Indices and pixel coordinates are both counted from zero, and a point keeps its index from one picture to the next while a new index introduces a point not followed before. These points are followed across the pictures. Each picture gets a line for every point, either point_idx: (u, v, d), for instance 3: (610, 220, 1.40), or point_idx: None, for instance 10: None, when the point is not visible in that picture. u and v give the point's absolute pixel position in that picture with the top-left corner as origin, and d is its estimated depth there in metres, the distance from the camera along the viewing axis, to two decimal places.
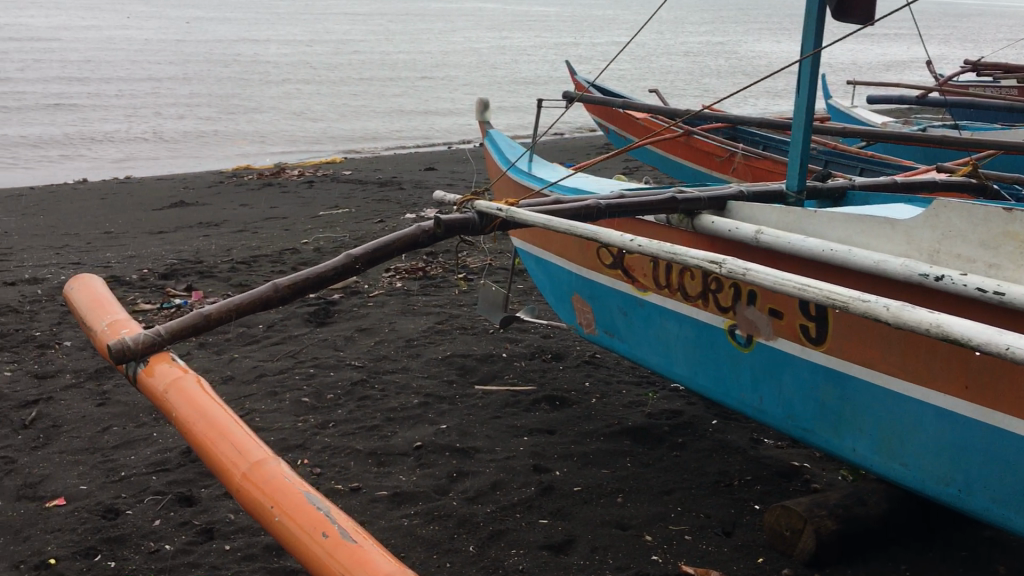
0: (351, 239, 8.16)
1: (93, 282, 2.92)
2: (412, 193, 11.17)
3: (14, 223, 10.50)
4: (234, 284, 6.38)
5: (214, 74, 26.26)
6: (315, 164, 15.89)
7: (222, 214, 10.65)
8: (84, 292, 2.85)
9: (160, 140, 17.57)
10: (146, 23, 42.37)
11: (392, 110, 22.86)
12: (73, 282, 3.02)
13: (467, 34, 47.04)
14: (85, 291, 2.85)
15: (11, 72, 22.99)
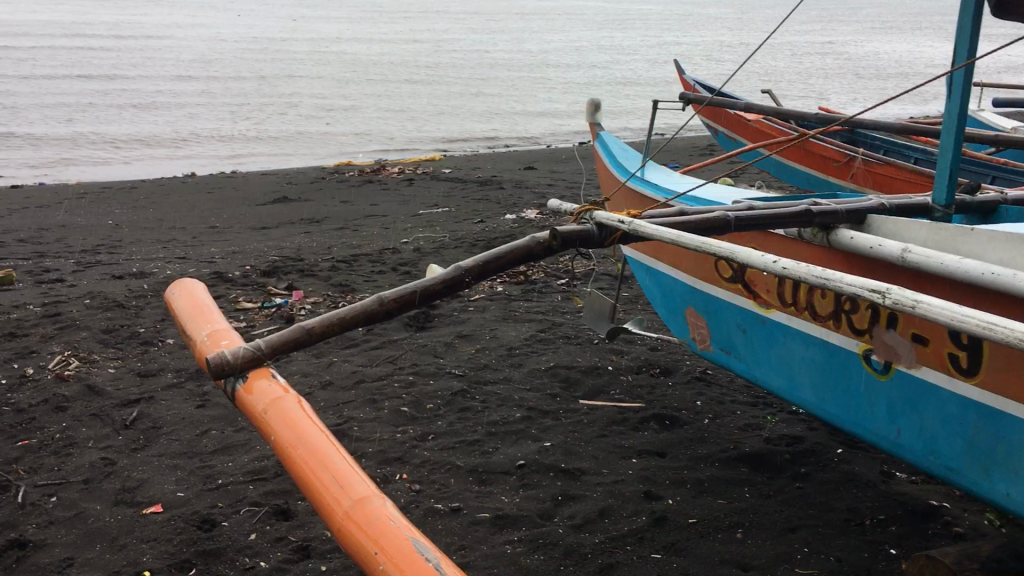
0: (451, 239, 8.05)
1: (194, 287, 2.82)
2: (512, 193, 11.01)
3: (126, 216, 10.78)
4: (335, 283, 6.32)
5: (318, 72, 26.68)
6: (416, 161, 15.89)
7: (324, 210, 10.70)
8: (185, 298, 2.75)
9: (265, 138, 17.91)
10: (255, 22, 43.51)
11: (491, 110, 22.79)
12: (174, 286, 2.92)
13: (567, 33, 46.74)
14: (186, 297, 2.76)
15: (127, 70, 23.83)
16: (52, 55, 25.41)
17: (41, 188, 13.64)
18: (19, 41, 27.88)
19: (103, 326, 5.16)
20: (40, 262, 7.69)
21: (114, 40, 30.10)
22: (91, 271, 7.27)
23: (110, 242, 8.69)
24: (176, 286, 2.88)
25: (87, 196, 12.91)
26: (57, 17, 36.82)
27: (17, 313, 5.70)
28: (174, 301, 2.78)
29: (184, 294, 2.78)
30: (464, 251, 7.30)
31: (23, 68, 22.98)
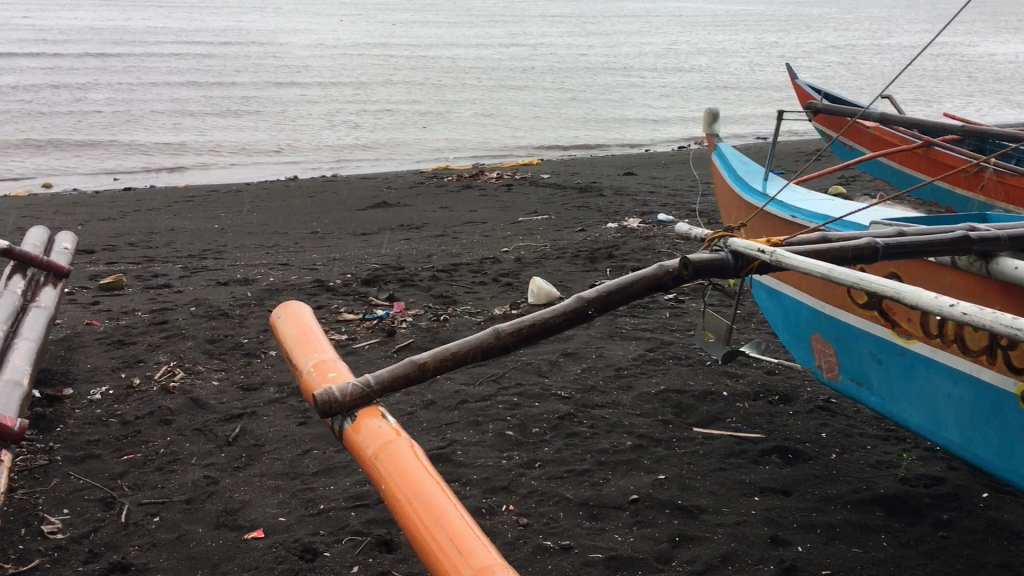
0: (552, 247, 7.86)
1: (299, 309, 2.72)
2: (613, 201, 10.76)
3: (231, 220, 10.96)
4: (436, 294, 6.19)
5: (417, 77, 26.90)
6: (513, 166, 15.78)
7: (423, 216, 10.65)
8: (291, 320, 2.65)
9: (365, 144, 18.11)
10: (356, 27, 44.32)
11: (589, 116, 22.55)
12: (280, 307, 2.83)
13: (666, 36, 46.09)
14: (292, 319, 2.66)
15: (234, 77, 24.49)
16: (164, 62, 26.29)
17: (152, 191, 14.03)
18: (133, 49, 28.97)
19: (207, 336, 5.16)
20: (149, 267, 7.83)
21: (222, 47, 31.01)
22: (197, 277, 7.35)
23: (215, 247, 8.81)
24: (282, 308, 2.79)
25: (194, 199, 13.22)
26: (170, 24, 38.21)
27: (126, 320, 5.77)
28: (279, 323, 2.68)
29: (289, 316, 2.68)
30: (566, 261, 7.10)
31: (137, 75, 23.82)
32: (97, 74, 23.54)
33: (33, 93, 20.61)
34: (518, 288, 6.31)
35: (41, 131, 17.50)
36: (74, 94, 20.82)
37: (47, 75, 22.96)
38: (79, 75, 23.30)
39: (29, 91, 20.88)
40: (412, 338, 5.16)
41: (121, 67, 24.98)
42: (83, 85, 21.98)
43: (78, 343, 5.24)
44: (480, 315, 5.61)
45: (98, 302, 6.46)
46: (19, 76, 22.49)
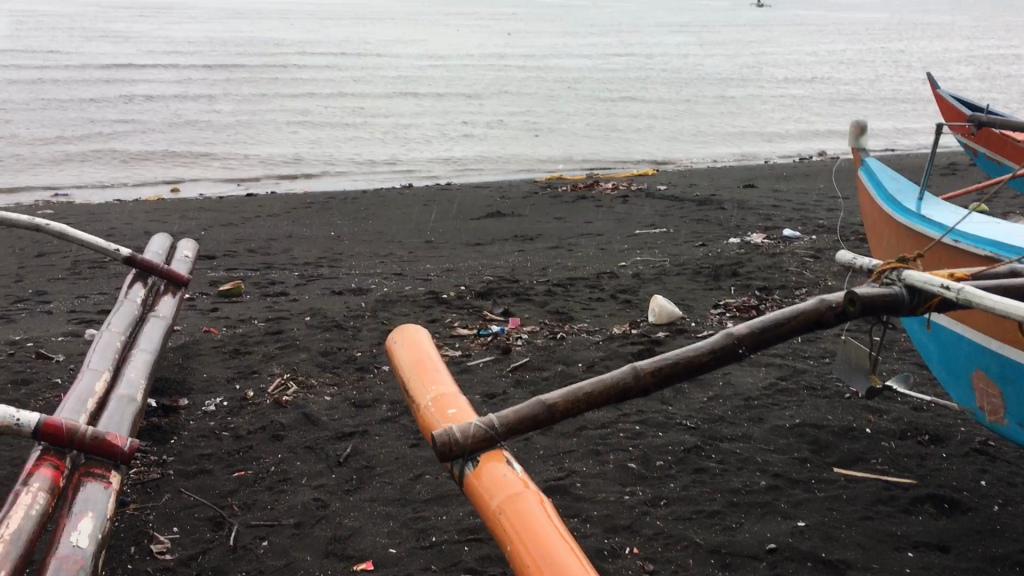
0: (672, 262, 7.56)
1: (417, 336, 2.55)
2: (735, 215, 10.34)
3: (346, 227, 11.04)
4: (552, 310, 5.98)
5: (532, 89, 26.84)
6: (629, 177, 15.46)
7: (537, 227, 10.47)
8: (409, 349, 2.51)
9: (477, 155, 18.11)
10: (471, 37, 44.68)
11: (706, 130, 22.00)
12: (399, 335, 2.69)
13: (787, 45, 44.82)
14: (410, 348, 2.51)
15: (352, 88, 24.95)
16: (286, 73, 27.01)
17: (272, 197, 14.31)
18: (258, 60, 29.93)
19: (320, 348, 5.08)
20: (267, 274, 7.88)
21: (342, 57, 31.68)
22: (312, 286, 7.35)
23: (330, 255, 8.83)
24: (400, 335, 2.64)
25: (311, 206, 13.41)
26: (293, 35, 39.37)
27: (242, 329, 5.76)
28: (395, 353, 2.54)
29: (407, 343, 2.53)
30: (687, 278, 6.77)
31: (261, 86, 24.52)
32: (223, 85, 24.34)
33: (164, 104, 21.44)
34: (637, 305, 6.03)
35: (171, 140, 18.14)
36: (203, 105, 21.56)
37: (178, 86, 23.86)
38: (207, 85, 24.14)
39: (161, 102, 21.72)
40: (528, 356, 4.94)
41: (247, 78, 25.77)
42: (211, 96, 22.75)
43: (196, 351, 5.25)
44: (599, 333, 5.37)
45: (217, 309, 6.50)
46: (152, 88, 23.45)
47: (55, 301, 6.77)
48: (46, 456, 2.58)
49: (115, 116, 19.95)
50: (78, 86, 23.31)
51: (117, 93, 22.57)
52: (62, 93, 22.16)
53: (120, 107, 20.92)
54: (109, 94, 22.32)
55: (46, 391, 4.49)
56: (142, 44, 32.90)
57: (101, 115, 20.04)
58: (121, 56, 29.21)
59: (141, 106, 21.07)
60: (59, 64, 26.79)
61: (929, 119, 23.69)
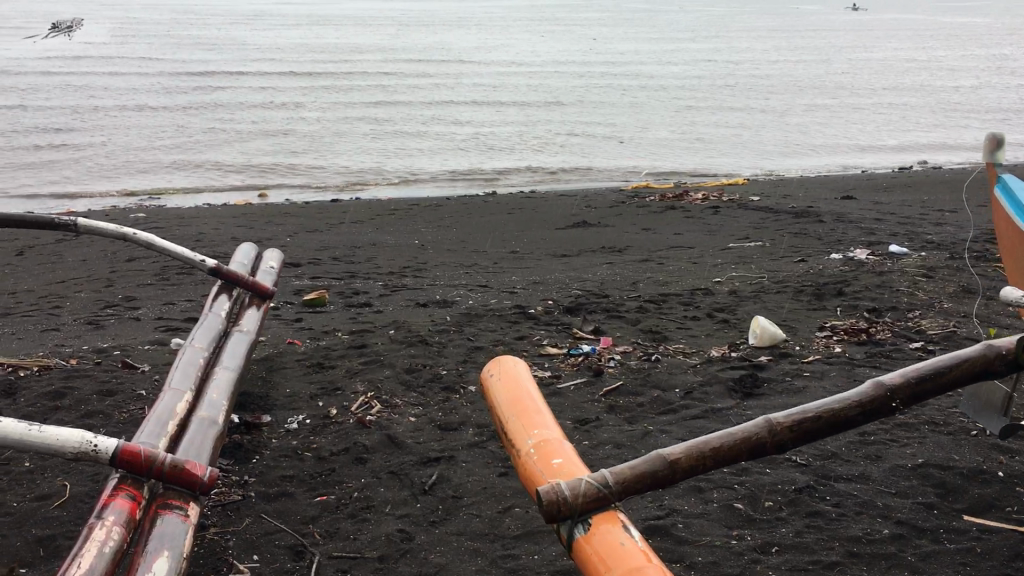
0: (770, 279, 7.20)
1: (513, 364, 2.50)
2: (834, 228, 9.88)
3: (430, 235, 10.91)
4: (645, 329, 5.71)
5: (618, 98, 26.53)
6: (719, 187, 15.05)
7: (624, 238, 10.20)
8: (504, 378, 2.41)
9: (562, 165, 17.89)
10: (556, 44, 44.41)
11: (799, 141, 21.37)
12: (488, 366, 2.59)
13: (883, 52, 43.45)
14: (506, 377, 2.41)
15: (438, 96, 25.01)
16: (373, 81, 27.28)
17: (357, 203, 14.34)
18: (346, 67, 30.33)
19: (405, 364, 4.92)
20: (351, 283, 7.80)
21: (429, 64, 31.90)
22: (396, 296, 7.22)
23: (415, 264, 8.73)
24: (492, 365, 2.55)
25: (396, 212, 13.38)
26: (381, 42, 39.88)
27: (326, 341, 5.65)
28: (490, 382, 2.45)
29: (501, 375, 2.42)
30: (787, 296, 6.42)
31: (349, 94, 24.79)
32: (312, 93, 24.69)
33: (254, 111, 21.81)
34: (735, 325, 5.72)
35: (260, 147, 18.41)
36: (292, 112, 21.87)
37: (268, 93, 24.29)
38: (296, 93, 24.52)
39: (252, 109, 22.11)
40: (621, 378, 4.68)
41: (335, 85, 26.09)
42: (299, 103, 23.09)
43: (279, 364, 5.15)
44: (696, 355, 5.09)
45: (302, 319, 6.41)
46: (244, 95, 23.93)
47: (143, 307, 6.79)
48: (123, 485, 2.44)
49: (207, 123, 20.38)
50: (174, 93, 23.94)
51: (210, 100, 23.08)
52: (159, 100, 22.78)
53: (212, 114, 21.37)
54: (203, 101, 22.85)
55: (130, 401, 4.42)
56: (236, 51, 33.72)
57: (194, 121, 20.49)
58: (215, 64, 29.94)
59: (232, 114, 21.49)
60: (157, 71, 27.59)
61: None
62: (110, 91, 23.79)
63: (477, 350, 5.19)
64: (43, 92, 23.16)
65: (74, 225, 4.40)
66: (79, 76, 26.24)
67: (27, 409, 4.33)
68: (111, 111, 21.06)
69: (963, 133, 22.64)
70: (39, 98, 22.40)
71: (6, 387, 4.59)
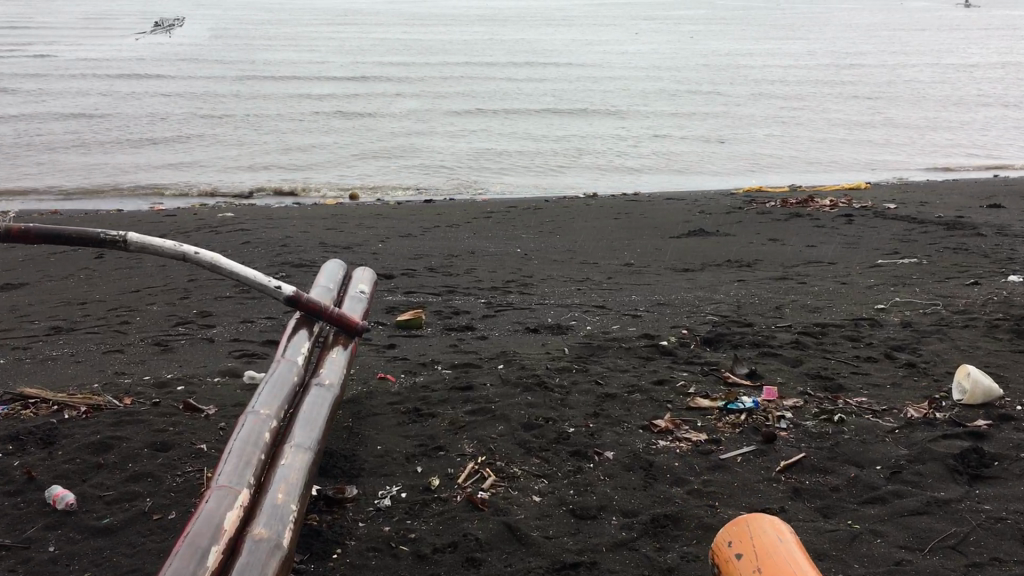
0: (946, 306, 6.04)
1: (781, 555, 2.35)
2: (998, 243, 8.60)
3: (533, 243, 10.00)
4: (811, 372, 4.65)
5: (720, 104, 25.16)
6: (843, 194, 13.76)
7: (751, 250, 9.13)
8: (771, 563, 2.30)
9: (666, 178, 16.81)
10: (648, 43, 42.68)
11: (923, 153, 19.76)
12: (727, 533, 2.52)
13: (1003, 52, 40.79)
14: (776, 564, 2.30)
15: (532, 102, 23.98)
16: (464, 85, 26.37)
17: (450, 206, 13.50)
18: (437, 69, 29.47)
19: (522, 417, 3.98)
20: (450, 300, 6.93)
21: (520, 67, 30.81)
22: (500, 318, 6.31)
23: (520, 277, 7.82)
24: (738, 534, 2.48)
25: (492, 216, 12.47)
26: (470, 42, 38.89)
27: (425, 378, 4.76)
28: (739, 572, 2.36)
29: (769, 562, 2.31)
30: (980, 332, 5.25)
31: (440, 99, 23.92)
32: (401, 97, 23.94)
33: (343, 115, 21.22)
34: (925, 371, 4.61)
35: (350, 152, 17.69)
36: (383, 118, 21.11)
37: (357, 97, 23.61)
38: (385, 98, 23.81)
39: (341, 113, 21.47)
40: (801, 447, 3.64)
41: (425, 90, 25.26)
42: (390, 108, 22.37)
43: (368, 409, 4.27)
44: (890, 414, 4.00)
45: (394, 346, 5.54)
46: (334, 99, 23.29)
47: (219, 326, 6.04)
48: None
49: (297, 127, 19.74)
50: (263, 95, 23.46)
51: (299, 103, 22.50)
52: (249, 103, 22.33)
53: (302, 117, 20.73)
54: (292, 104, 22.27)
55: (189, 460, 3.60)
56: (325, 52, 33.11)
57: (283, 124, 19.87)
58: (304, 65, 29.41)
59: (322, 117, 20.90)
60: (247, 73, 27.19)
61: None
62: (200, 94, 23.37)
63: (610, 399, 4.23)
64: (133, 94, 22.87)
65: (122, 240, 3.59)
66: (170, 77, 25.93)
67: (63, 466, 3.53)
68: (200, 114, 20.60)
69: None
70: (130, 100, 22.12)
71: (44, 433, 3.81)
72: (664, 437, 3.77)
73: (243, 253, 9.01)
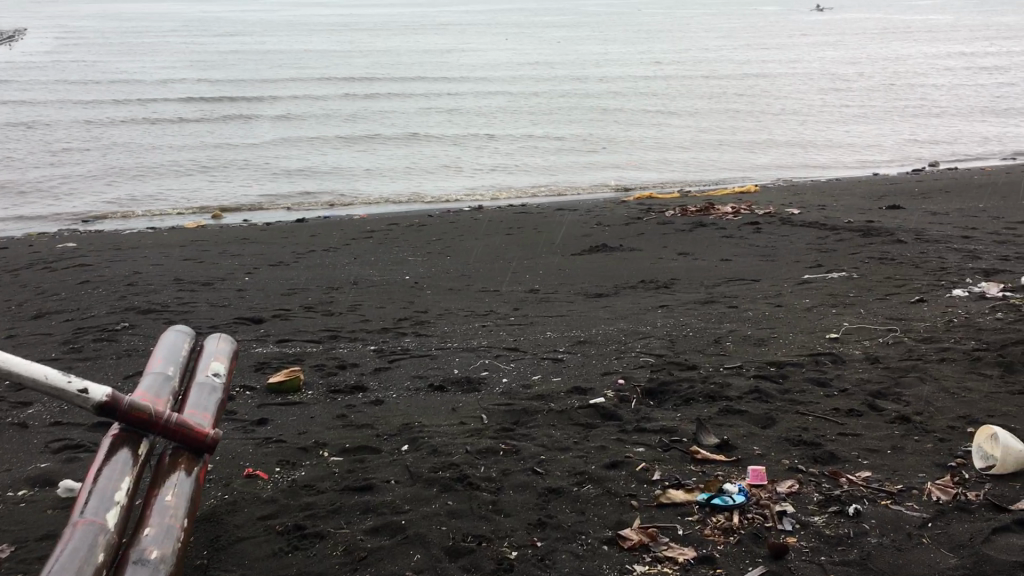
0: (907, 331, 5.33)
1: None
2: (922, 250, 8.10)
3: (422, 268, 8.98)
4: (791, 436, 3.78)
5: (599, 117, 24.60)
6: (737, 199, 13.30)
7: (663, 268, 8.37)
8: None
9: (553, 191, 16.06)
10: (517, 51, 41.81)
11: (806, 159, 19.71)
12: None
13: (860, 56, 42.00)
14: None
15: (406, 121, 22.75)
16: (331, 103, 24.85)
17: (325, 226, 12.30)
18: (299, 86, 27.74)
19: (443, 540, 2.95)
20: (334, 348, 5.82)
21: (388, 81, 29.38)
22: (394, 372, 5.22)
23: (414, 314, 6.78)
24: None
25: (373, 236, 11.37)
26: (332, 54, 36.95)
27: (307, 473, 3.65)
28: None
29: None
30: (959, 367, 4.53)
31: (305, 118, 22.41)
32: (262, 118, 22.29)
33: (199, 140, 19.51)
34: (924, 427, 3.80)
35: (209, 180, 16.15)
36: (245, 141, 19.51)
37: (214, 120, 21.83)
38: (246, 119, 22.11)
39: (198, 138, 19.76)
40: (820, 565, 2.74)
41: (289, 109, 23.64)
42: (253, 131, 20.79)
43: (231, 533, 3.14)
44: (910, 498, 3.15)
45: (266, 422, 4.41)
46: (188, 122, 21.44)
47: (37, 403, 4.75)
48: None
49: (150, 154, 17.97)
50: (109, 119, 21.42)
51: (150, 128, 20.57)
52: (93, 129, 20.28)
53: (154, 144, 18.92)
54: (140, 130, 20.36)
55: None
56: (175, 67, 30.78)
57: (132, 152, 18.02)
58: (152, 82, 27.20)
59: (174, 142, 19.15)
60: (89, 95, 24.85)
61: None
62: (35, 119, 21.09)
63: (556, 497, 3.23)
64: None
65: None
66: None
67: None
68: (36, 144, 18.49)
69: (970, 142, 21.21)
70: None
71: None
72: (640, 559, 2.81)
73: (80, 296, 7.60)
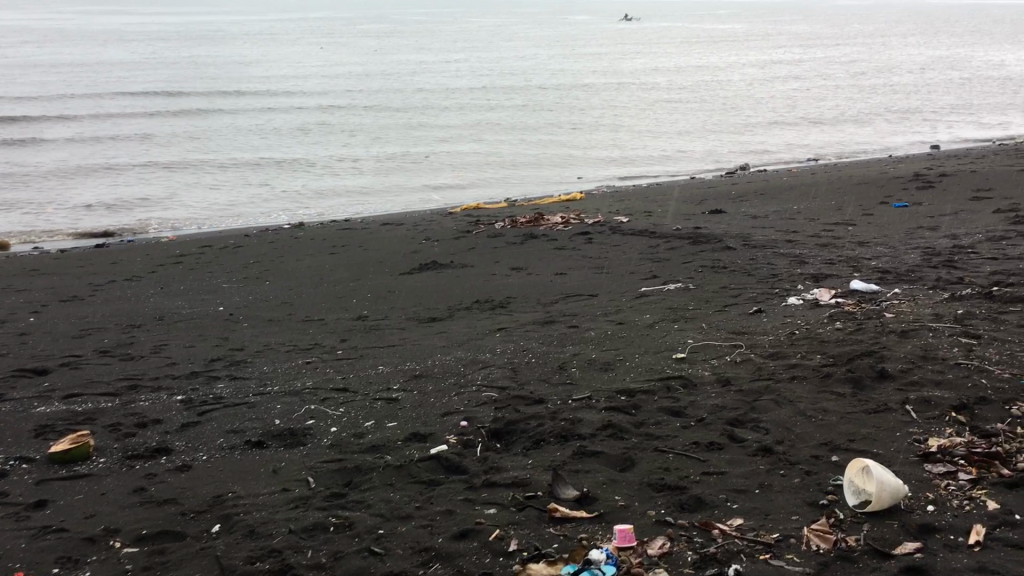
0: (751, 347, 5.17)
1: None
2: (751, 257, 8.13)
3: (238, 295, 8.25)
4: (651, 480, 3.45)
5: (423, 131, 24.20)
6: (565, 208, 13.21)
7: (497, 284, 8.03)
8: None
9: (377, 207, 15.52)
10: (336, 61, 40.91)
11: (627, 168, 20.08)
12: None
13: (669, 65, 43.74)
14: None
15: (218, 140, 21.61)
16: (133, 122, 23.26)
17: (130, 250, 11.26)
18: (97, 102, 25.85)
19: None
20: (133, 400, 5.08)
21: (196, 95, 27.88)
22: (204, 428, 4.56)
23: (227, 351, 6.10)
24: None
25: (184, 260, 10.47)
26: (134, 66, 34.77)
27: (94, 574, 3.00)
28: None
29: None
30: (810, 386, 4.36)
31: (106, 140, 20.84)
32: (57, 140, 20.57)
33: None
34: (789, 459, 3.56)
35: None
36: (37, 167, 17.82)
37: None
38: (36, 142, 20.22)
39: None
40: None
41: (87, 129, 21.95)
42: (46, 155, 19.08)
43: None
44: (788, 549, 2.86)
45: (46, 505, 3.68)
46: None
47: None
48: None
49: None
50: None
51: None
52: None
53: None
54: None
55: None
56: None
57: None
58: None
59: None
60: None
61: (852, 140, 22.68)
62: None
63: None
64: None
65: None
66: None
67: None
68: None
69: (775, 147, 22.27)
70: None
71: None
72: None
73: None
